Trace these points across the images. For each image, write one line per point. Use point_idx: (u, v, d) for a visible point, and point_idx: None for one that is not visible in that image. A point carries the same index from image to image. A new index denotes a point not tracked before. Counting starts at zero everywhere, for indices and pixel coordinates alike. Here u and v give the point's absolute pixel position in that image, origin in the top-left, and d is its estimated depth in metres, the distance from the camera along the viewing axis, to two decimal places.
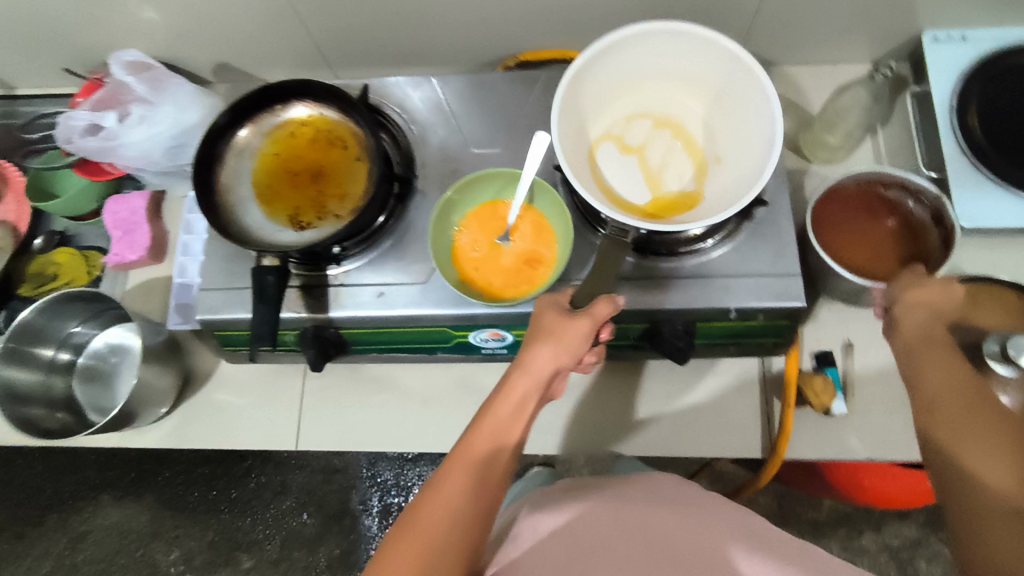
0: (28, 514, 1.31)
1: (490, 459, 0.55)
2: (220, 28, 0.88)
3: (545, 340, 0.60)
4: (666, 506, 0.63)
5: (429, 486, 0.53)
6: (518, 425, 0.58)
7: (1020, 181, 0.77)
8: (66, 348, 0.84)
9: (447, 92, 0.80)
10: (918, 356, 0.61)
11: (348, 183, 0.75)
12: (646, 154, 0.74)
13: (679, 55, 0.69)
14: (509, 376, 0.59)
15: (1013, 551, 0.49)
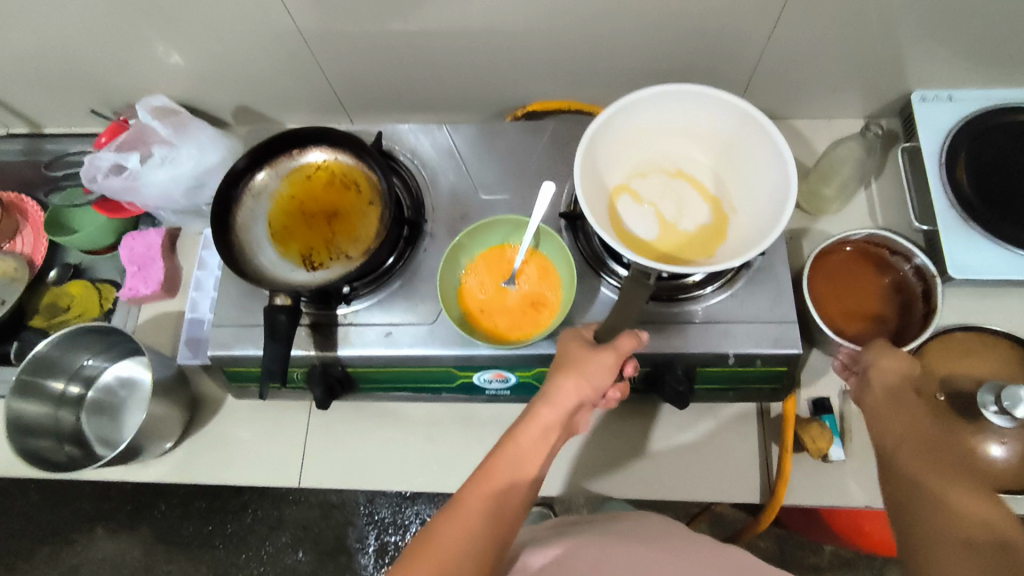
0: (22, 546, 1.30)
1: (509, 486, 0.57)
2: (243, 74, 0.93)
3: (569, 372, 0.62)
4: (665, 548, 0.64)
5: (448, 510, 0.55)
6: (538, 454, 0.60)
7: (1007, 234, 0.80)
8: (77, 381, 0.85)
9: (457, 139, 0.83)
10: (887, 414, 0.67)
11: (359, 225, 0.78)
12: (661, 205, 0.73)
13: (685, 107, 0.70)
14: (532, 407, 0.61)
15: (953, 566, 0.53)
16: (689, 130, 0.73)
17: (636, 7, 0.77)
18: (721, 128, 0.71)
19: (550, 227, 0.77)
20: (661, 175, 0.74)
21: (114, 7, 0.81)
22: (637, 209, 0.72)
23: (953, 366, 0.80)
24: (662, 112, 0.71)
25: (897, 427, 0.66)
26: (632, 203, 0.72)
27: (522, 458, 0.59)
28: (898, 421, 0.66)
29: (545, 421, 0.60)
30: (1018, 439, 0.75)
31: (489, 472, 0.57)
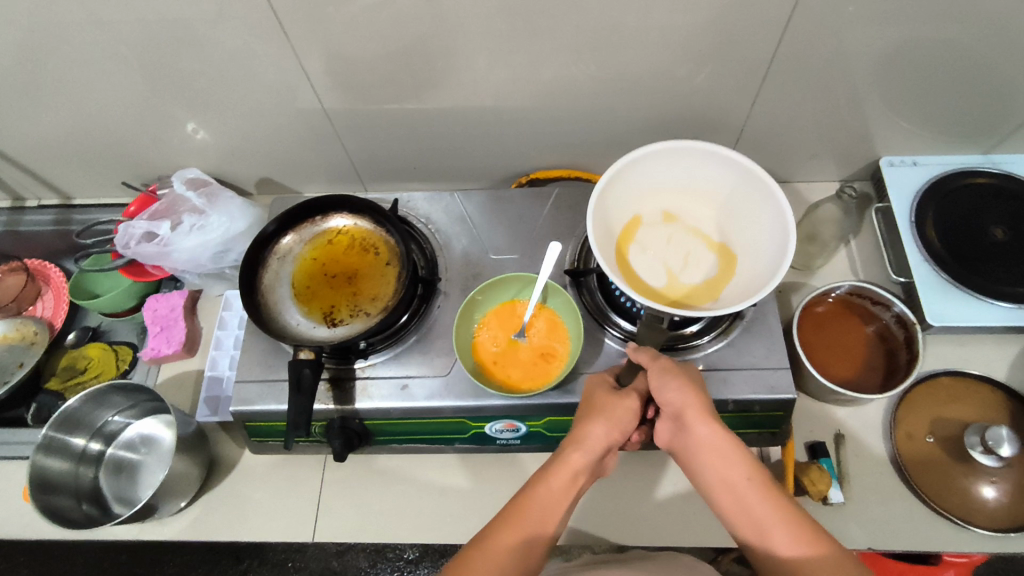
0: None
1: (537, 524, 0.60)
2: (270, 148, 1.00)
3: (599, 418, 0.66)
4: None
5: (473, 549, 0.58)
6: (567, 497, 0.63)
7: (977, 286, 0.86)
8: (98, 438, 0.88)
9: (468, 205, 0.90)
10: (718, 466, 0.61)
11: (379, 286, 0.83)
12: (668, 255, 0.76)
13: (689, 165, 0.76)
14: (564, 451, 0.65)
15: None
16: (692, 187, 0.78)
17: (630, 87, 0.86)
18: (722, 184, 0.76)
19: (556, 283, 0.83)
20: (666, 228, 0.78)
21: (156, 90, 0.89)
22: (645, 258, 0.75)
23: (940, 410, 0.84)
24: (668, 168, 0.77)
25: (732, 485, 0.61)
26: (641, 253, 0.75)
27: (551, 496, 0.62)
28: (720, 463, 0.61)
29: (575, 462, 0.64)
30: (1008, 479, 0.79)
31: (518, 509, 0.61)
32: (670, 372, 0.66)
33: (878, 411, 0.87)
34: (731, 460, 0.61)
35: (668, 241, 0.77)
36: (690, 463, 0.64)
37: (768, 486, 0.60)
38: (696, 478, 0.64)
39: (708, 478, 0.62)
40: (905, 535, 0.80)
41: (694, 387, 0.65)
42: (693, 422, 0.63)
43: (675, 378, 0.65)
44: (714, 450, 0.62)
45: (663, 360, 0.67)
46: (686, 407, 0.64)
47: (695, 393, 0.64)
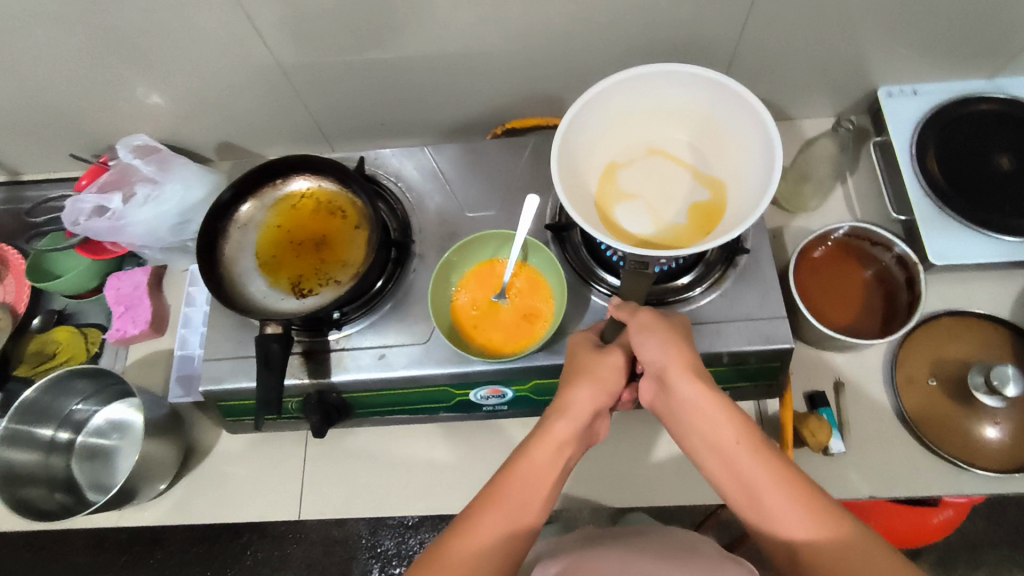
0: None
1: (519, 504, 0.57)
2: (226, 110, 0.93)
3: (582, 381, 0.63)
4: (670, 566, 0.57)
5: (455, 535, 0.55)
6: (552, 469, 0.59)
7: (982, 219, 0.81)
8: (67, 427, 0.84)
9: (441, 160, 0.84)
10: (712, 432, 0.58)
11: (348, 251, 0.78)
12: (655, 192, 0.74)
13: (693, 95, 0.70)
14: (547, 421, 0.61)
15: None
16: (689, 120, 0.73)
17: (608, 22, 0.78)
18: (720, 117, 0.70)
19: (537, 239, 0.78)
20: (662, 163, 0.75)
21: (90, 50, 0.81)
22: (629, 196, 0.73)
23: (941, 351, 0.82)
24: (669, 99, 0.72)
25: (726, 451, 0.57)
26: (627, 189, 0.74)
27: (532, 475, 0.58)
28: (713, 428, 0.58)
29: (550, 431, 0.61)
30: (1011, 419, 0.77)
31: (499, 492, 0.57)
32: (650, 329, 0.62)
33: (877, 356, 0.84)
34: (721, 425, 0.57)
35: (660, 177, 0.74)
36: (678, 425, 0.61)
37: (762, 449, 0.56)
38: (683, 442, 0.61)
39: (696, 442, 0.59)
40: (908, 482, 0.78)
41: (677, 344, 0.61)
42: (677, 383, 0.59)
43: (657, 335, 0.61)
44: (707, 413, 0.58)
45: (644, 313, 0.63)
46: (669, 366, 0.60)
47: (677, 351, 0.61)
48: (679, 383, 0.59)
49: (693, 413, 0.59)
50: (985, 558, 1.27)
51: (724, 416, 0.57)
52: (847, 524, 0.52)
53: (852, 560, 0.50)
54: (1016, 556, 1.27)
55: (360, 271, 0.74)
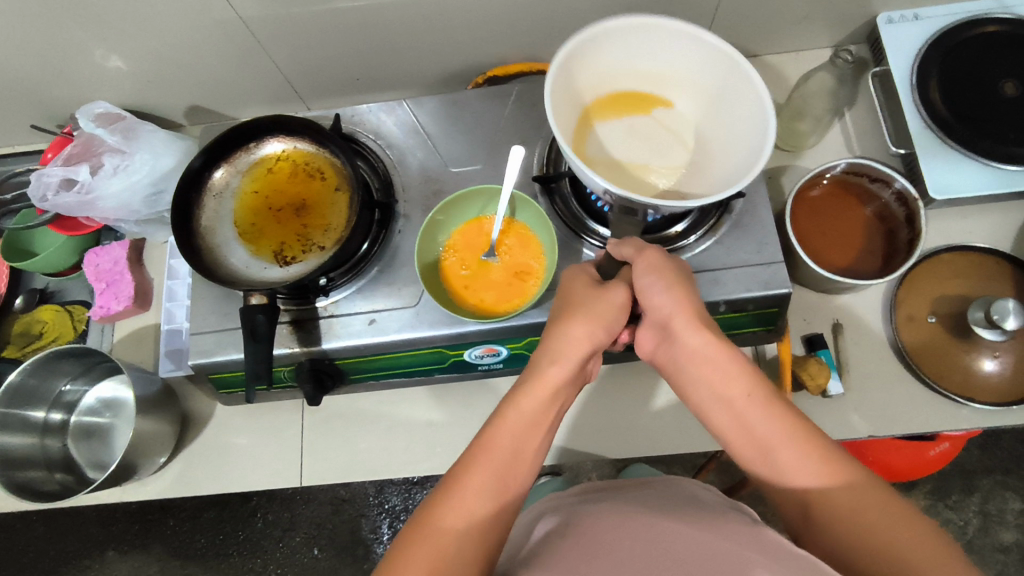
0: (44, 568, 1.43)
1: (514, 456, 0.56)
2: (192, 72, 0.88)
3: (580, 317, 0.61)
4: (670, 515, 0.57)
5: (448, 486, 0.54)
6: (546, 416, 0.59)
7: (986, 150, 0.78)
8: (59, 408, 0.84)
9: (420, 114, 0.80)
10: (716, 380, 0.58)
11: (330, 214, 0.75)
12: (640, 146, 0.70)
13: (734, 94, 0.65)
14: (539, 364, 0.60)
15: (887, 525, 0.47)
16: (715, 112, 0.68)
17: None
18: (733, 101, 0.65)
19: (524, 193, 0.75)
20: (660, 124, 0.71)
21: (36, 16, 0.76)
22: (615, 144, 0.69)
23: (941, 287, 0.80)
24: (712, 81, 0.67)
25: (729, 399, 0.57)
26: (610, 129, 0.70)
27: (531, 426, 0.57)
28: (718, 376, 0.58)
29: (552, 378, 0.59)
30: (1010, 351, 0.76)
31: (491, 445, 0.56)
32: (657, 272, 0.61)
33: (876, 295, 0.83)
34: (727, 373, 0.58)
35: (650, 134, 0.70)
36: (682, 374, 0.61)
37: (768, 397, 0.55)
38: (686, 393, 0.61)
39: (700, 392, 0.59)
40: (907, 419, 0.78)
41: (684, 291, 0.61)
42: (683, 331, 0.60)
43: (664, 279, 0.61)
44: (715, 362, 0.58)
45: (650, 256, 0.62)
46: (676, 314, 0.60)
47: (684, 298, 0.60)
48: (685, 333, 0.59)
49: (699, 362, 0.59)
50: (979, 485, 1.30)
51: (731, 366, 0.57)
52: (853, 466, 0.51)
53: (859, 499, 0.49)
54: (1008, 481, 1.30)
55: (344, 235, 0.72)
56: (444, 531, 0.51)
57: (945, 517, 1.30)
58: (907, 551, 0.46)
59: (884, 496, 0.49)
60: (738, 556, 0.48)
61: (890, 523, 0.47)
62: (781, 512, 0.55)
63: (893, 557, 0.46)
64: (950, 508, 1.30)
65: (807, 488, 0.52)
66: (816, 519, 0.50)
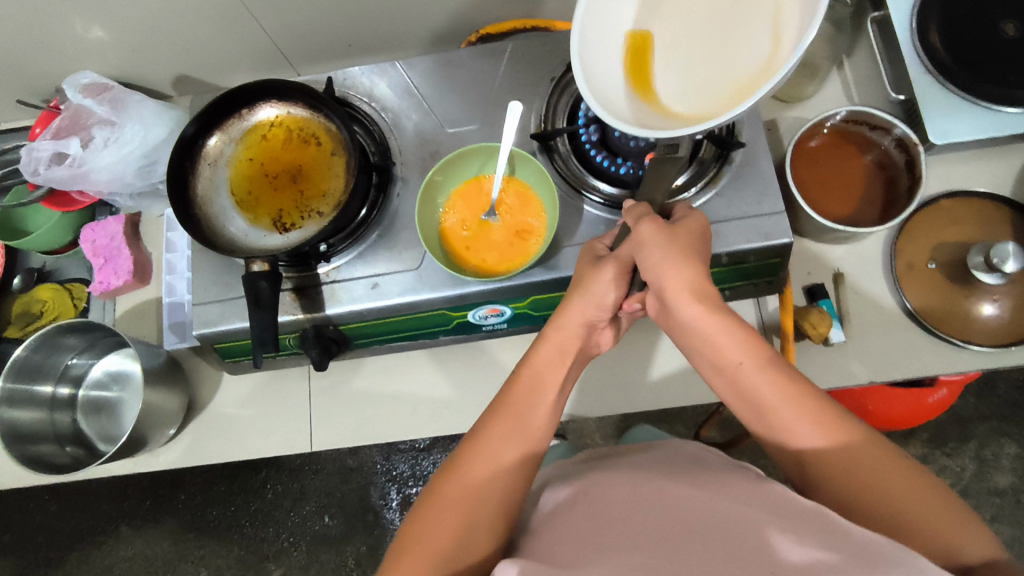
0: (59, 546, 1.46)
1: (527, 411, 0.58)
2: (178, 39, 0.86)
3: (572, 294, 0.64)
4: (685, 479, 0.57)
5: (471, 439, 0.57)
6: (557, 373, 0.61)
7: (986, 93, 0.77)
8: (66, 382, 0.84)
9: (414, 74, 0.79)
10: (711, 346, 0.58)
11: (327, 180, 0.74)
12: (696, 49, 0.58)
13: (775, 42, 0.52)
14: (544, 332, 0.64)
15: (896, 491, 0.48)
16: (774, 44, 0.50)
17: None
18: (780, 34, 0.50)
19: (523, 151, 0.74)
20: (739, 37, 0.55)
21: None
22: (671, 41, 0.59)
23: (941, 235, 0.80)
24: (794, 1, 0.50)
25: (725, 363, 0.57)
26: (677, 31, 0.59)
27: (545, 382, 0.61)
28: (713, 344, 0.58)
29: (560, 341, 0.63)
30: (1009, 295, 0.77)
31: (498, 422, 0.57)
32: (646, 244, 0.61)
33: (876, 243, 0.83)
34: (722, 341, 0.57)
35: (727, 31, 0.57)
36: (681, 342, 0.62)
37: (762, 362, 0.55)
38: (690, 359, 0.61)
39: (697, 359, 0.61)
40: (907, 365, 0.79)
41: (675, 260, 0.59)
42: (675, 304, 0.59)
43: (654, 253, 0.60)
44: (709, 330, 0.58)
45: (644, 227, 0.62)
46: (668, 286, 0.59)
47: (676, 267, 0.59)
48: (679, 303, 0.59)
49: (697, 331, 0.59)
50: (975, 432, 1.33)
51: (725, 334, 0.57)
52: (849, 425, 0.52)
53: (857, 454, 0.50)
54: (1003, 427, 1.32)
55: (343, 201, 0.71)
56: (458, 497, 0.53)
57: (943, 464, 1.32)
58: (906, 506, 0.48)
59: (882, 450, 0.50)
60: (740, 513, 0.48)
61: (898, 488, 0.48)
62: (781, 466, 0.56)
63: (901, 522, 0.47)
64: (946, 454, 1.33)
65: (809, 450, 0.52)
66: (816, 479, 0.51)
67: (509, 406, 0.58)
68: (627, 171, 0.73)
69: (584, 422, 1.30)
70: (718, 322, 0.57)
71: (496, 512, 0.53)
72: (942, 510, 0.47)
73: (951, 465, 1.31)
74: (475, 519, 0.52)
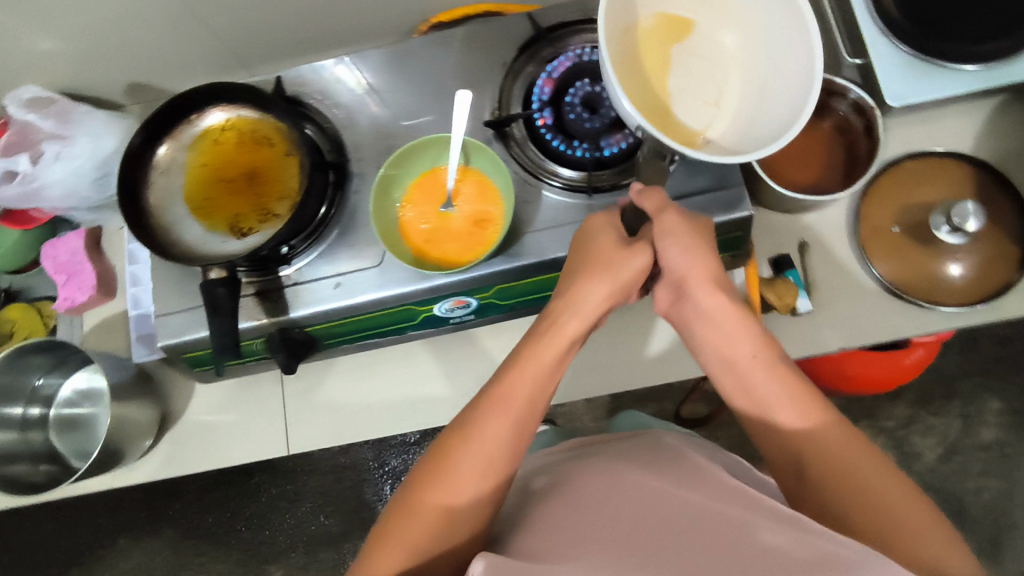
0: (57, 563, 1.46)
1: (525, 409, 0.57)
2: (125, 48, 0.84)
3: (599, 274, 0.61)
4: (666, 477, 0.56)
5: (465, 436, 0.55)
6: (554, 369, 0.59)
7: (940, 51, 0.77)
8: (36, 403, 0.84)
9: (364, 67, 0.78)
10: (725, 341, 0.59)
11: (282, 181, 0.73)
12: (675, 64, 0.62)
13: (748, 123, 0.59)
14: (559, 317, 0.61)
15: (890, 492, 0.49)
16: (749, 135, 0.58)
17: None
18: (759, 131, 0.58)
19: (476, 139, 0.73)
20: (713, 90, 0.61)
21: None
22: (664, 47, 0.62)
23: (906, 196, 0.80)
24: (777, 109, 0.58)
25: (737, 358, 0.58)
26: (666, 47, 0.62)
27: (542, 378, 0.58)
28: (726, 338, 0.59)
29: (572, 332, 0.61)
30: (972, 254, 0.77)
31: (494, 419, 0.55)
32: (672, 233, 0.61)
33: (840, 210, 0.82)
34: (736, 336, 0.59)
35: (709, 72, 0.62)
36: (693, 335, 0.63)
37: (772, 360, 0.57)
38: (698, 352, 0.62)
39: (709, 353, 0.61)
40: (877, 329, 0.79)
41: (700, 250, 0.61)
42: (697, 295, 0.60)
43: (680, 240, 0.61)
44: (729, 324, 0.59)
45: (669, 216, 0.61)
46: (690, 275, 0.61)
47: (700, 258, 0.60)
48: (703, 296, 0.60)
49: (715, 324, 0.60)
50: (959, 389, 1.34)
51: (742, 329, 0.59)
52: (856, 436, 0.53)
53: (853, 463, 0.51)
54: (988, 383, 1.33)
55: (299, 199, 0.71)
56: (451, 491, 0.53)
57: (929, 424, 1.34)
58: (901, 513, 0.48)
59: (880, 465, 0.51)
60: (714, 508, 0.49)
61: (892, 490, 0.49)
62: (770, 460, 0.57)
63: (889, 522, 0.47)
64: (933, 413, 1.34)
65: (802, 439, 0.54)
66: (813, 470, 0.52)
67: (511, 388, 0.57)
68: (583, 153, 0.72)
69: (572, 406, 1.30)
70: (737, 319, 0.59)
71: (479, 515, 0.53)
72: (936, 530, 0.47)
73: (937, 423, 1.32)
74: (458, 522, 0.52)
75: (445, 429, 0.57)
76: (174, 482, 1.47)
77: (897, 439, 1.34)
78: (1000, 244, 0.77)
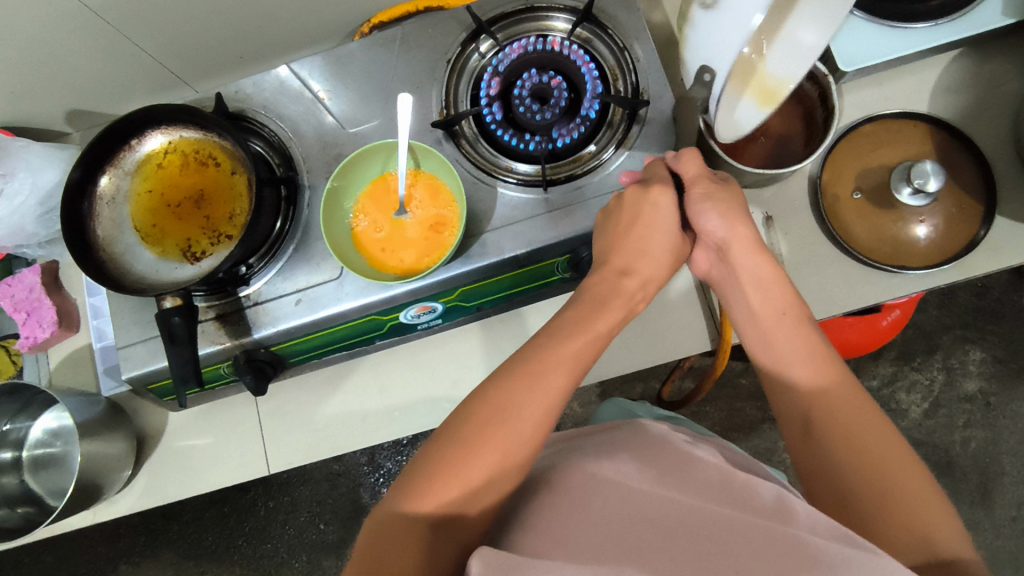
0: None
1: (569, 364, 0.57)
2: (59, 77, 0.82)
3: (648, 254, 0.65)
4: (671, 472, 0.51)
5: (506, 394, 0.54)
6: (590, 333, 0.60)
7: (887, 11, 0.76)
8: (8, 447, 0.84)
9: (305, 75, 0.76)
10: (760, 296, 0.62)
11: (231, 200, 0.72)
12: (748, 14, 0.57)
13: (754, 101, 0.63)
14: (614, 279, 0.64)
15: (894, 454, 0.51)
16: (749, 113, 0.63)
17: None
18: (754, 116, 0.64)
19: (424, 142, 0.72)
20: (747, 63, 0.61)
21: None
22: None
23: (865, 160, 0.80)
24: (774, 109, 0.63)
25: (769, 318, 0.61)
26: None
27: (581, 338, 0.59)
28: (762, 295, 0.62)
29: (626, 295, 0.63)
30: (936, 214, 0.77)
31: (536, 376, 0.55)
32: (712, 198, 0.64)
33: (802, 180, 0.81)
34: (771, 293, 0.62)
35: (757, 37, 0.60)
36: (726, 291, 0.66)
37: (801, 321, 0.60)
38: (730, 305, 0.65)
39: (740, 308, 0.64)
40: (846, 296, 0.79)
41: (739, 216, 0.63)
42: (736, 253, 0.63)
43: (720, 206, 0.63)
44: (767, 282, 0.62)
45: (699, 184, 0.64)
46: (732, 237, 0.63)
47: (738, 223, 0.63)
48: (743, 258, 0.63)
49: (751, 282, 0.63)
50: (940, 342, 1.35)
51: (780, 291, 0.62)
52: (868, 401, 0.55)
53: (864, 424, 0.53)
54: (968, 334, 1.34)
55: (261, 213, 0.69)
56: (495, 444, 0.51)
57: (912, 379, 1.35)
58: (893, 478, 0.50)
59: (891, 435, 0.52)
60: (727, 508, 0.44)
61: (896, 452, 0.51)
62: (783, 413, 0.59)
63: (882, 482, 0.50)
64: (915, 369, 1.35)
65: (817, 399, 0.56)
66: (820, 420, 0.55)
67: (557, 347, 0.58)
68: (536, 146, 0.71)
69: None
70: (778, 281, 0.62)
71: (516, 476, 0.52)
72: (932, 507, 0.48)
73: (921, 378, 1.33)
74: (496, 482, 0.51)
75: (481, 385, 0.56)
76: (168, 504, 1.46)
77: (882, 397, 1.35)
78: (961, 199, 0.77)
